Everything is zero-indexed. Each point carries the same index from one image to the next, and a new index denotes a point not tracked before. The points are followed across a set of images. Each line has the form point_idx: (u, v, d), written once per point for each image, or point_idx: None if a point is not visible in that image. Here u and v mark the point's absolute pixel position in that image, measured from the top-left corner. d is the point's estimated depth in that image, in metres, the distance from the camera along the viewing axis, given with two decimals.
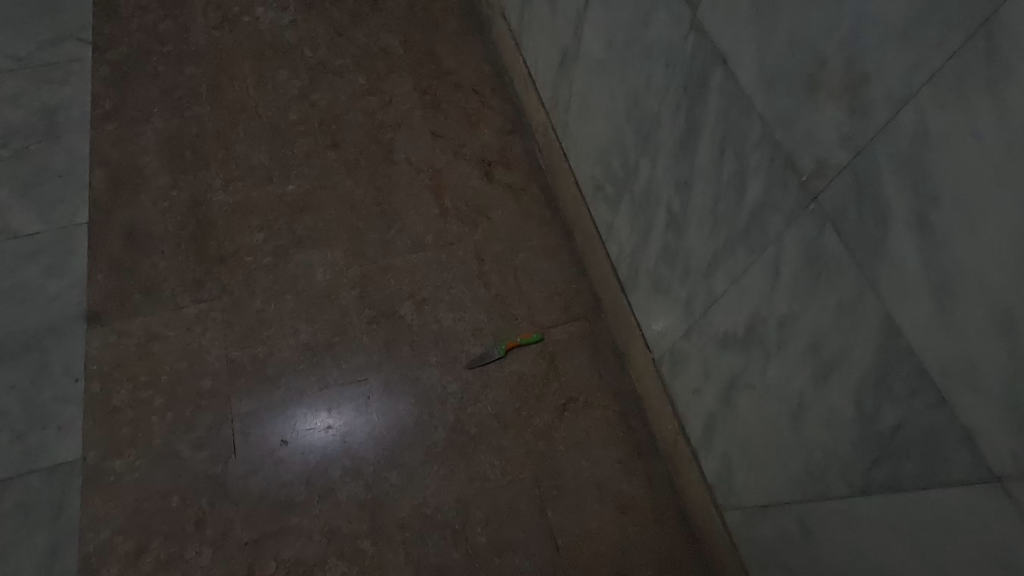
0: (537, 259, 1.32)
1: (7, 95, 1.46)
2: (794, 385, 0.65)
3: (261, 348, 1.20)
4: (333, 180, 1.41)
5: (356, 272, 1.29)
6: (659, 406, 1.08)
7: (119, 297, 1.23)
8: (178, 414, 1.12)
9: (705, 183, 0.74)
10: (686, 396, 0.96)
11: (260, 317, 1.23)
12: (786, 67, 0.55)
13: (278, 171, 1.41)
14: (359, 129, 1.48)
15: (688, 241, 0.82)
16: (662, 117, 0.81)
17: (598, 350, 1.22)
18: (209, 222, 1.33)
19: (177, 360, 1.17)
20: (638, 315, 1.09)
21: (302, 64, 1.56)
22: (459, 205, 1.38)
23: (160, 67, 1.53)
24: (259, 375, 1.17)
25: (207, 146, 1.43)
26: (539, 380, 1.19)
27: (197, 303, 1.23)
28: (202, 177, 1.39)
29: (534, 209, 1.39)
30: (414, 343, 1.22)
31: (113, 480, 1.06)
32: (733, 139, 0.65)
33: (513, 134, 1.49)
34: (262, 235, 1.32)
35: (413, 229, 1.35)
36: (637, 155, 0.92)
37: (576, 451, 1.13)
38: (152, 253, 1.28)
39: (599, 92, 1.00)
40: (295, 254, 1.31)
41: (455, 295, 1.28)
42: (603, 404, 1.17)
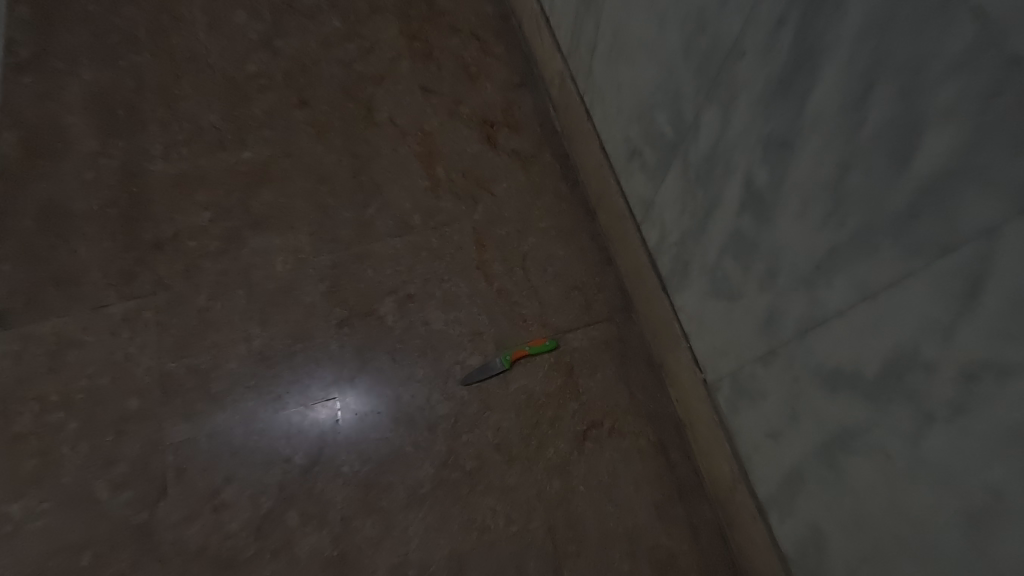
0: (551, 245, 1.06)
1: None
2: (988, 471, 0.41)
3: (203, 359, 0.96)
4: (300, 146, 1.14)
5: (325, 261, 1.04)
6: (710, 441, 0.83)
7: (28, 293, 0.99)
8: (95, 444, 0.90)
9: (823, 142, 0.48)
10: (755, 437, 0.71)
11: (203, 318, 0.99)
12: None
13: (232, 134, 1.14)
14: (332, 83, 1.20)
15: (776, 228, 0.56)
16: (747, 42, 0.54)
17: (628, 361, 0.97)
18: (144, 198, 1.08)
19: (97, 374, 0.94)
20: (684, 322, 0.84)
21: (265, 3, 1.28)
22: (454, 177, 1.12)
23: (90, 7, 1.25)
24: (200, 394, 0.94)
25: (144, 103, 1.16)
26: (554, 399, 0.94)
27: (125, 301, 0.99)
28: (137, 141, 1.13)
29: (547, 183, 1.12)
30: (395, 353, 0.98)
31: (11, 531, 0.84)
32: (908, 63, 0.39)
33: (521, 89, 1.21)
34: (209, 214, 1.07)
35: (397, 208, 1.09)
36: (698, 105, 0.65)
37: (600, 492, 0.89)
38: (71, 237, 1.03)
39: (642, 18, 0.72)
40: (250, 239, 1.05)
41: (448, 291, 1.02)
42: (635, 431, 0.93)
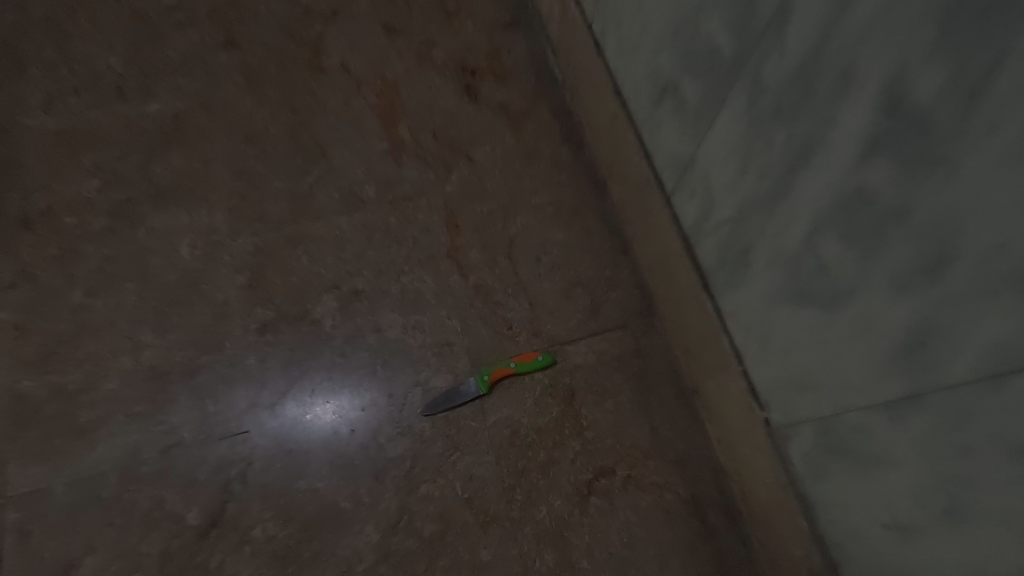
0: (547, 228, 0.80)
1: None
2: None
3: (72, 375, 0.71)
4: (224, 97, 0.88)
5: (247, 246, 0.79)
6: (773, 509, 0.58)
7: None
8: None
9: None
10: (863, 518, 0.46)
11: (76, 320, 0.73)
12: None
13: (136, 81, 0.88)
14: (270, 18, 0.94)
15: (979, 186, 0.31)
16: None
17: (650, 385, 0.72)
18: (14, 160, 0.82)
19: None
20: (736, 335, 0.58)
21: None
22: (421, 139, 0.86)
23: None
24: (63, 424, 0.69)
25: (26, 40, 0.90)
26: (548, 438, 0.69)
27: None
28: (12, 88, 0.87)
29: (543, 148, 0.86)
30: (333, 370, 0.72)
31: None
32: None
33: (512, 29, 0.94)
34: (98, 184, 0.81)
35: (345, 177, 0.83)
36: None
37: (607, 569, 0.65)
38: None
39: None
40: (149, 216, 0.80)
41: (409, 287, 0.77)
42: (658, 483, 0.67)
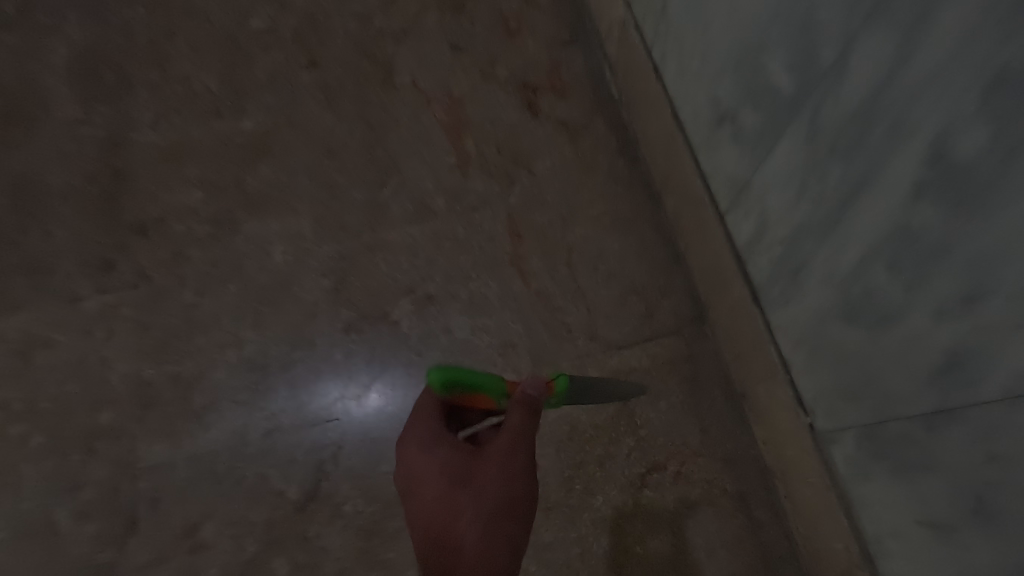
0: (604, 236, 0.86)
1: None
2: None
3: (185, 365, 0.81)
4: (306, 113, 0.96)
5: (331, 250, 0.87)
6: (815, 507, 0.63)
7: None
8: (59, 464, 0.76)
9: None
10: (900, 517, 0.51)
11: (188, 316, 0.84)
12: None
13: (230, 100, 0.98)
14: (346, 42, 1.02)
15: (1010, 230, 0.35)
16: None
17: (700, 387, 0.77)
18: (128, 173, 0.93)
19: (64, 380, 0.80)
20: (784, 347, 0.63)
21: None
22: (486, 151, 0.92)
23: None
24: (178, 407, 0.79)
25: (135, 66, 1.01)
26: (604, 434, 0.75)
27: (101, 294, 0.85)
28: (125, 107, 0.97)
29: (600, 160, 0.91)
30: (411, 366, 0.81)
31: None
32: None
33: (570, 45, 0.99)
34: (200, 194, 0.91)
35: (416, 187, 0.90)
36: (846, 43, 0.43)
37: (660, 555, 0.71)
38: (46, 219, 0.90)
39: None
40: (245, 223, 0.89)
41: (476, 291, 0.84)
42: (707, 478, 0.73)
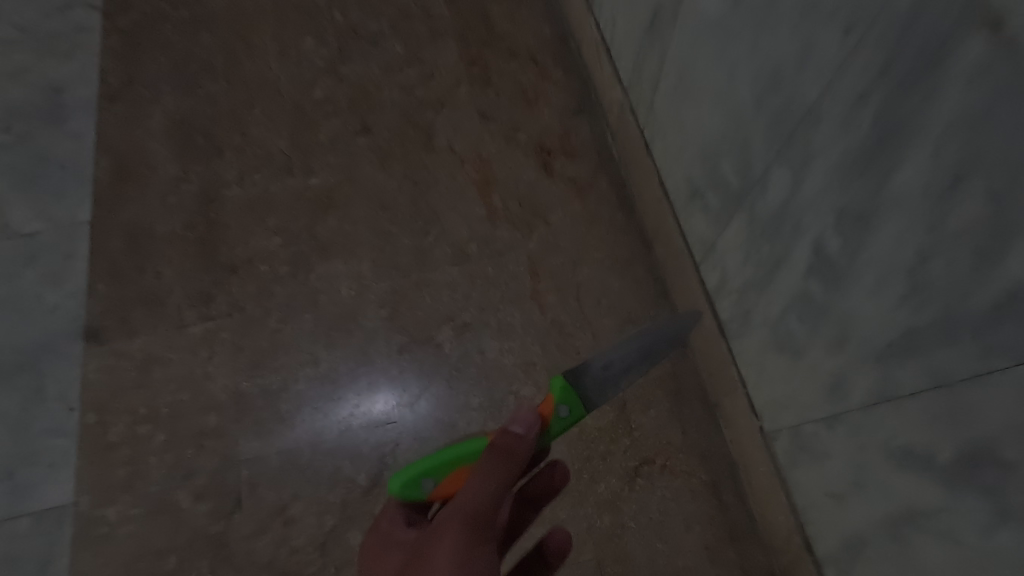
0: (606, 275, 1.06)
1: (13, 73, 1.32)
2: None
3: (273, 379, 1.02)
4: (362, 171, 1.18)
5: (386, 286, 1.08)
6: (765, 489, 0.82)
7: (120, 312, 1.08)
8: (178, 456, 0.97)
9: (905, 222, 0.46)
10: (814, 493, 0.70)
11: (274, 339, 1.05)
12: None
13: (300, 161, 1.19)
14: (393, 110, 1.23)
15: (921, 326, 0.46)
16: (824, 110, 0.51)
17: (682, 397, 0.96)
18: (220, 222, 1.14)
19: (178, 390, 1.02)
20: (742, 367, 0.83)
21: (331, 29, 1.32)
22: (510, 205, 1.13)
23: (173, 37, 1.33)
24: (269, 412, 1.00)
25: (221, 131, 1.23)
26: (605, 434, 0.94)
27: (204, 321, 1.06)
28: (214, 167, 1.19)
29: (603, 212, 1.11)
30: (452, 380, 1.01)
31: (107, 532, 0.93)
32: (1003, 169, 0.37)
33: (579, 114, 1.20)
34: (279, 240, 1.12)
35: (454, 234, 1.11)
36: (766, 163, 0.63)
37: (649, 530, 0.89)
38: (156, 260, 1.11)
39: (710, 64, 0.70)
40: (317, 264, 1.10)
41: (503, 319, 1.05)
42: (687, 470, 0.92)
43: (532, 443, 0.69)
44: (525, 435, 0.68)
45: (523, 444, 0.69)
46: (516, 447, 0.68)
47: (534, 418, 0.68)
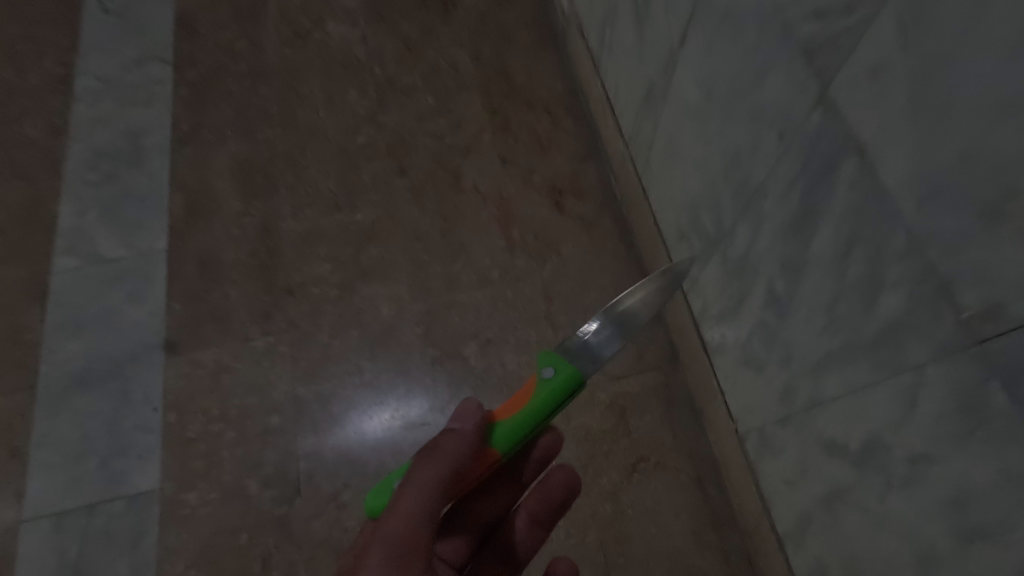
0: (609, 299, 1.24)
1: (98, 118, 1.53)
2: (924, 531, 0.56)
3: (325, 385, 1.20)
4: (399, 208, 1.36)
5: (421, 307, 1.26)
6: (740, 482, 0.99)
7: (194, 327, 1.26)
8: (246, 450, 1.15)
9: (821, 275, 0.63)
10: (776, 482, 0.87)
11: (326, 351, 1.23)
12: (963, 168, 0.43)
13: (345, 198, 1.38)
14: (426, 154, 1.42)
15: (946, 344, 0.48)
16: (769, 188, 0.69)
17: (673, 405, 1.13)
18: (277, 250, 1.33)
19: (245, 394, 1.19)
20: (721, 380, 1.00)
21: (371, 82, 1.51)
22: (527, 238, 1.31)
23: (235, 87, 1.54)
24: (322, 414, 1.18)
25: (277, 171, 1.42)
26: (608, 435, 1.12)
27: (266, 335, 1.25)
28: (272, 202, 1.38)
29: (607, 245, 1.29)
30: (477, 388, 1.19)
31: (188, 513, 1.11)
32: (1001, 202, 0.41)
33: (586, 160, 1.39)
34: (328, 266, 1.31)
35: (478, 263, 1.30)
36: (733, 219, 0.81)
37: (645, 516, 1.06)
38: (224, 283, 1.30)
39: (691, 138, 0.88)
40: (361, 287, 1.29)
41: (521, 337, 1.23)
42: (676, 466, 1.09)
43: (468, 440, 0.63)
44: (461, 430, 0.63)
45: (455, 441, 0.63)
46: (448, 447, 0.62)
47: (473, 412, 0.64)
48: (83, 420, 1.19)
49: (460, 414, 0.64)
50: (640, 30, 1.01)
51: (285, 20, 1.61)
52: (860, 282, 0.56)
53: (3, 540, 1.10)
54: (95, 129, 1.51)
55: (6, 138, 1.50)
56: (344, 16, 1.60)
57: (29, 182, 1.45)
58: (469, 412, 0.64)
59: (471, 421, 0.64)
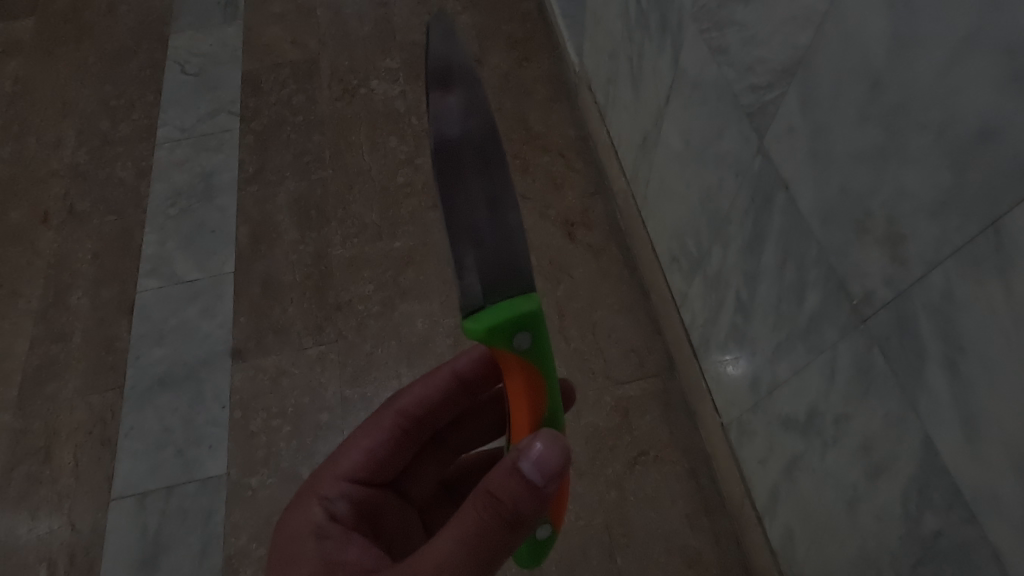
0: (614, 315, 1.42)
1: (177, 162, 1.79)
2: (849, 477, 0.72)
3: (369, 388, 1.39)
4: (433, 236, 1.58)
5: (451, 321, 1.46)
6: (727, 470, 1.14)
7: (257, 338, 1.48)
8: (301, 442, 1.34)
9: (770, 282, 0.81)
10: (753, 463, 1.02)
11: (369, 359, 1.43)
12: (842, 197, 0.61)
13: (387, 228, 1.60)
14: None
15: (880, 324, 0.60)
16: (732, 215, 0.88)
17: (671, 406, 1.30)
18: (328, 273, 1.55)
19: (301, 394, 1.39)
20: (709, 382, 1.16)
21: (409, 131, 1.76)
22: (543, 263, 1.49)
23: (293, 135, 1.79)
24: (367, 413, 1.36)
25: (328, 206, 1.65)
26: (613, 432, 1.28)
27: (318, 345, 1.45)
28: (324, 233, 1.61)
29: (613, 268, 1.48)
30: None
31: (251, 494, 1.29)
32: (907, 203, 0.53)
33: (595, 196, 1.59)
34: (372, 287, 1.52)
35: None
36: (710, 242, 1.00)
37: (645, 503, 1.21)
38: (282, 301, 1.52)
39: (677, 177, 1.08)
40: (400, 304, 1.49)
41: None
42: (672, 459, 1.25)
43: (547, 498, 0.59)
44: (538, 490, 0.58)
45: (532, 502, 0.59)
46: (522, 508, 0.58)
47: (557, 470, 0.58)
48: (164, 415, 1.40)
49: (542, 468, 0.58)
50: (636, 90, 1.22)
51: (336, 78, 1.88)
52: (794, 284, 0.75)
53: (96, 515, 1.30)
54: (174, 170, 1.78)
55: (101, 179, 1.77)
56: (387, 75, 1.86)
57: (119, 216, 1.70)
58: (555, 464, 0.59)
59: (554, 480, 0.59)
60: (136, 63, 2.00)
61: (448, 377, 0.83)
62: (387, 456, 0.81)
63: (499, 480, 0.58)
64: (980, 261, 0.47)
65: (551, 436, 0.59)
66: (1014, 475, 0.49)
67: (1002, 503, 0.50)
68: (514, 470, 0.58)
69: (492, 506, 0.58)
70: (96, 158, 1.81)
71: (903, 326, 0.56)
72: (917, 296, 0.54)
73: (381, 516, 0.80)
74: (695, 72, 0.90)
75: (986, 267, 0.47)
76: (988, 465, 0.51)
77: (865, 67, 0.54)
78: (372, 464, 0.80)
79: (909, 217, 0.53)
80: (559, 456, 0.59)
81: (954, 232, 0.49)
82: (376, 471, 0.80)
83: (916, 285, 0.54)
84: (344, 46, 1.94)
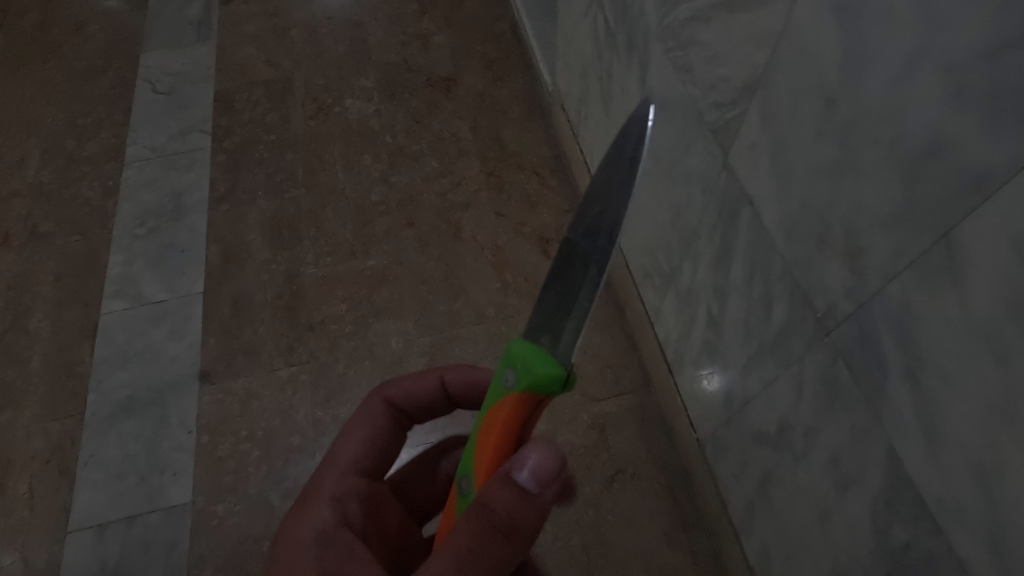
0: (590, 332, 1.41)
1: (146, 181, 1.76)
2: (820, 491, 0.72)
3: (342, 410, 1.36)
4: (408, 255, 1.57)
5: (425, 340, 1.44)
6: (704, 486, 1.14)
7: (226, 360, 1.44)
8: (270, 466, 1.30)
9: (739, 296, 0.81)
10: (728, 478, 1.02)
11: (342, 380, 1.40)
12: (803, 212, 0.62)
13: (361, 247, 1.58)
14: (431, 209, 1.63)
15: (844, 336, 0.60)
16: (701, 231, 0.89)
17: (648, 423, 1.29)
18: (300, 293, 1.52)
19: (271, 417, 1.36)
20: (685, 398, 1.16)
21: (384, 149, 1.75)
22: (519, 281, 1.50)
23: (266, 154, 1.77)
24: None
25: (301, 224, 1.63)
26: (590, 450, 1.27)
27: (289, 366, 1.42)
28: (297, 252, 1.58)
29: None
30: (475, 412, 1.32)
31: (217, 522, 1.25)
32: (865, 217, 0.53)
33: (569, 213, 1.60)
34: (345, 306, 1.49)
35: (477, 302, 1.48)
36: (680, 258, 1.01)
37: (622, 522, 1.20)
38: (253, 322, 1.48)
39: (647, 193, 1.09)
40: (373, 323, 1.47)
41: None
42: (649, 476, 1.24)
43: (543, 502, 0.58)
44: (535, 496, 0.57)
45: (528, 508, 0.57)
46: (517, 516, 0.56)
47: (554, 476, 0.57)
48: (127, 442, 1.35)
49: (537, 474, 0.56)
50: (606, 109, 1.23)
51: (310, 98, 1.87)
52: (762, 299, 0.75)
53: (51, 549, 1.24)
54: (143, 190, 1.74)
55: (66, 199, 1.73)
56: (361, 94, 1.86)
57: (84, 236, 1.66)
58: (548, 467, 0.56)
59: (551, 484, 0.57)
60: (105, 82, 1.97)
61: (437, 379, 0.80)
62: (388, 445, 0.79)
63: (494, 492, 0.56)
64: (933, 273, 0.48)
65: (545, 441, 0.56)
66: (977, 486, 0.49)
67: (965, 514, 0.50)
68: (508, 480, 0.56)
69: (487, 517, 0.56)
70: (61, 178, 1.77)
71: (864, 338, 0.57)
72: (877, 308, 0.55)
73: (388, 515, 0.78)
74: (661, 92, 0.92)
75: (940, 279, 0.47)
76: (951, 476, 0.51)
77: (819, 84, 0.55)
78: (377, 455, 0.78)
79: (866, 231, 0.54)
80: (554, 460, 0.57)
81: (908, 245, 0.49)
82: (381, 464, 0.79)
83: (874, 296, 0.55)
84: (318, 66, 1.94)
